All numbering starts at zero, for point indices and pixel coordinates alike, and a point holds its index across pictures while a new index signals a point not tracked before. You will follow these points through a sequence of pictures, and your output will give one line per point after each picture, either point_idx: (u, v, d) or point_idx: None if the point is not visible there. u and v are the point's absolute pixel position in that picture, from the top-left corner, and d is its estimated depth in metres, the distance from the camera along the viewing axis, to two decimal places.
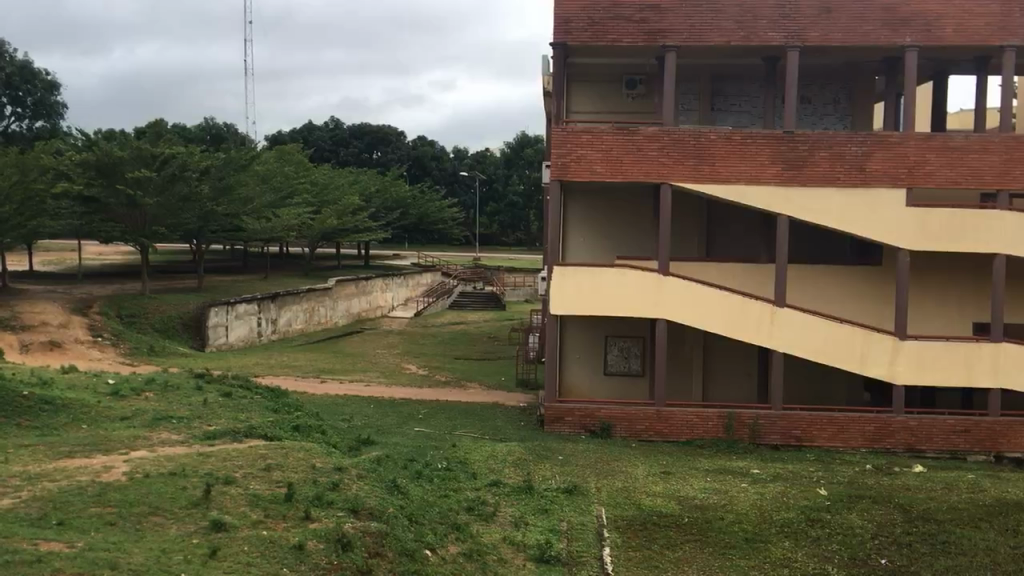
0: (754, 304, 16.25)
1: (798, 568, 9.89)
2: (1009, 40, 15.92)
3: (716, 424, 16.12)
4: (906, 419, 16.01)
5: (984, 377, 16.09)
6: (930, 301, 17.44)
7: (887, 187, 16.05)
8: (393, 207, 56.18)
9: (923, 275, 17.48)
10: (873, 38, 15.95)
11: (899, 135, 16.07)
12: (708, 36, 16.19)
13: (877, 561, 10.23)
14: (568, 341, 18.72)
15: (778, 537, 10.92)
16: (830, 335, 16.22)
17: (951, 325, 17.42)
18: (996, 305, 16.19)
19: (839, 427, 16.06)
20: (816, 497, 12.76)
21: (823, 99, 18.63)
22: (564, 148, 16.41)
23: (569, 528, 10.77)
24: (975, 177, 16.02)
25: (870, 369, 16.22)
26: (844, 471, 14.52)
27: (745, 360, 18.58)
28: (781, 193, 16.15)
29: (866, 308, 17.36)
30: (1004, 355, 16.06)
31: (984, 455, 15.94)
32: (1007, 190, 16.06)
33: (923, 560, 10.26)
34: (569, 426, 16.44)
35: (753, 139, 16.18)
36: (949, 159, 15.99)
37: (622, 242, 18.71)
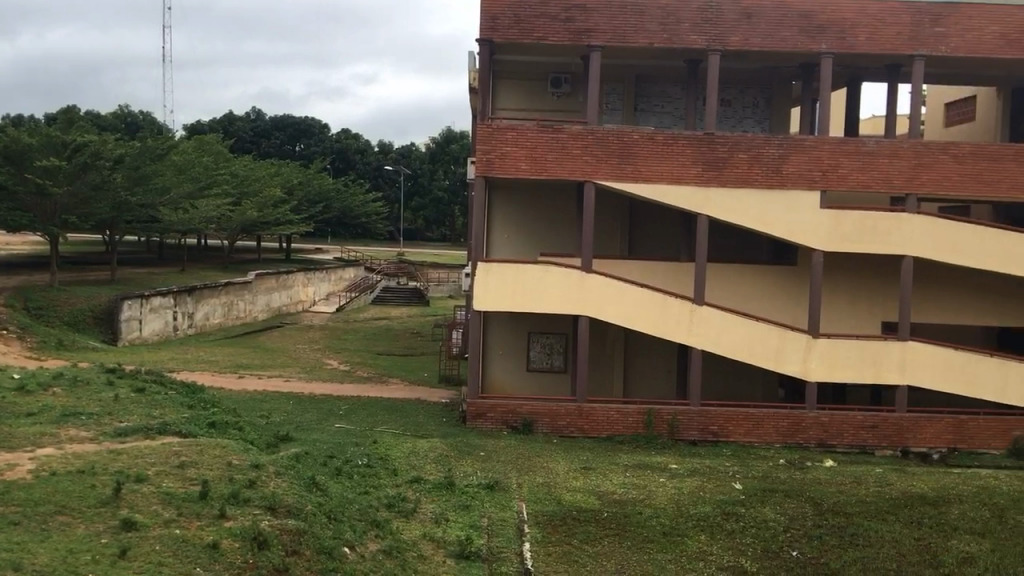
0: (674, 302, 16.52)
1: (712, 562, 10.13)
2: (919, 50, 16.50)
3: (636, 420, 16.34)
4: (817, 415, 16.46)
5: (892, 374, 16.64)
6: (842, 299, 17.98)
7: (803, 189, 16.50)
8: (315, 200, 55.66)
9: (835, 275, 17.99)
10: (791, 44, 16.38)
11: (814, 139, 16.54)
12: (632, 37, 16.37)
13: (788, 553, 10.56)
14: (492, 337, 18.75)
15: (694, 530, 11.15)
16: (747, 333, 16.57)
17: (861, 324, 17.99)
18: (903, 306, 16.77)
19: (754, 423, 16.44)
20: (732, 491, 13.07)
21: (742, 102, 19.04)
22: (489, 144, 16.42)
23: (490, 524, 10.77)
24: (886, 182, 16.60)
25: (786, 366, 16.65)
26: (758, 466, 14.87)
27: (666, 357, 18.91)
28: (701, 194, 16.46)
29: (780, 308, 17.80)
30: (911, 353, 16.64)
31: (891, 449, 16.49)
32: (915, 194, 16.67)
33: (832, 551, 10.64)
34: (491, 421, 16.45)
35: (674, 139, 16.44)
36: (861, 163, 16.54)
37: (546, 239, 18.81)
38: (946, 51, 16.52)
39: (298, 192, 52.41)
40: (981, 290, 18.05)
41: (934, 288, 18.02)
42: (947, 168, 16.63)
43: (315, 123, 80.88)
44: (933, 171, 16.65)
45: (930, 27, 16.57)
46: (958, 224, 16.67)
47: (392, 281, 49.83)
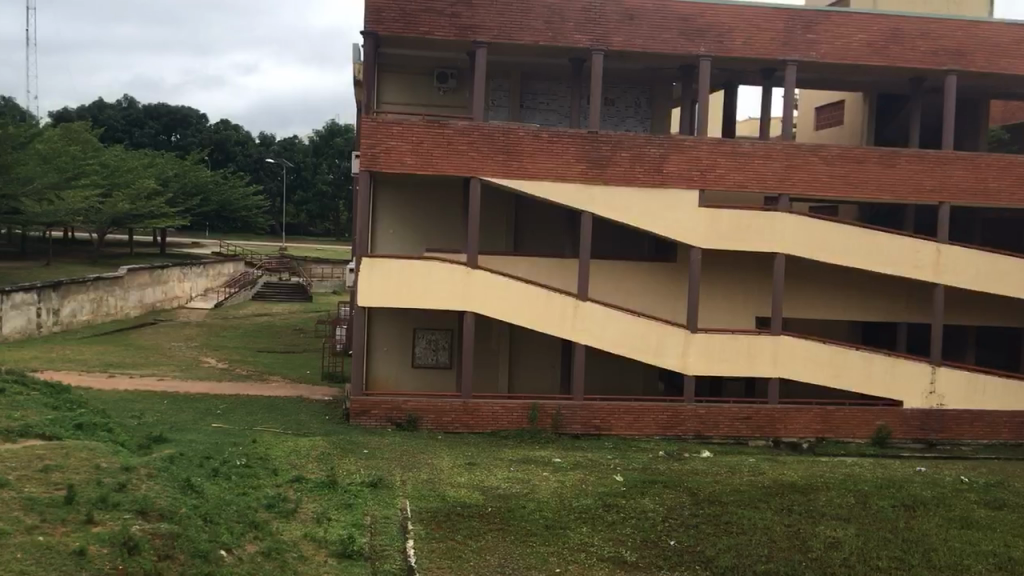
0: (558, 298, 16.72)
1: (594, 553, 10.34)
2: (791, 55, 17.19)
3: (521, 415, 16.49)
4: (695, 408, 16.97)
5: (765, 367, 17.31)
6: (719, 295, 18.58)
7: (682, 188, 16.96)
8: (192, 192, 53.91)
9: (712, 272, 18.57)
10: (671, 46, 16.81)
11: (693, 140, 17.01)
12: (518, 34, 16.47)
13: (666, 542, 10.89)
14: (377, 333, 18.56)
15: (577, 522, 11.34)
16: (628, 328, 16.93)
17: (736, 319, 18.64)
18: (776, 302, 17.44)
19: (635, 416, 16.82)
20: (613, 483, 13.35)
21: (625, 102, 19.43)
22: (374, 138, 16.24)
23: (373, 522, 10.67)
24: (760, 182, 17.24)
25: (665, 361, 17.09)
26: (639, 458, 15.22)
27: (550, 352, 19.14)
28: (584, 191, 16.72)
29: (661, 304, 18.25)
30: (783, 347, 17.33)
31: (763, 440, 17.14)
32: (787, 194, 17.37)
33: (708, 540, 11.02)
34: (375, 418, 16.29)
35: (559, 136, 16.63)
36: (737, 164, 17.12)
37: (432, 235, 18.75)
38: (816, 56, 17.27)
39: (174, 184, 50.66)
40: (848, 287, 18.94)
41: (804, 284, 18.81)
42: (817, 169, 17.39)
43: (192, 113, 78.33)
44: (804, 172, 17.38)
45: (801, 33, 17.28)
46: (827, 223, 17.44)
47: (272, 276, 48.78)
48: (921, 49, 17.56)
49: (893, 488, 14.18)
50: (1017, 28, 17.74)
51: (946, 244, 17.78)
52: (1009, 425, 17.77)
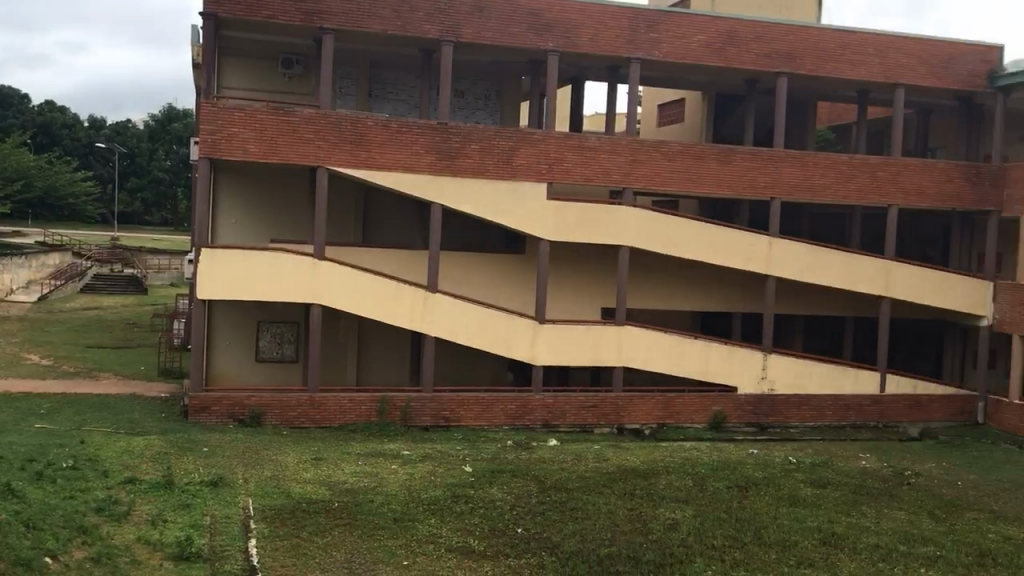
0: (407, 289, 16.60)
1: (442, 544, 10.36)
2: (635, 53, 17.68)
3: (369, 408, 16.30)
4: (543, 397, 17.23)
5: (610, 356, 17.76)
6: (566, 286, 18.93)
7: (531, 181, 17.17)
8: (14, 178, 50.46)
9: (560, 264, 18.89)
10: (520, 40, 16.96)
11: (541, 133, 17.23)
12: (367, 22, 16.21)
13: (514, 530, 11.03)
14: (218, 327, 17.91)
15: (425, 514, 11.31)
16: (478, 320, 17.01)
17: (583, 310, 19.06)
18: (620, 292, 17.93)
19: (484, 407, 16.93)
20: (461, 474, 13.39)
21: (474, 94, 19.48)
22: (215, 124, 15.63)
23: (213, 522, 10.29)
24: (606, 176, 17.66)
25: (513, 352, 17.28)
26: (487, 448, 15.33)
27: (400, 344, 19.00)
28: (434, 183, 16.67)
29: (509, 296, 18.43)
30: (627, 337, 17.85)
31: (608, 427, 17.59)
32: (632, 188, 17.88)
33: (554, 526, 11.24)
34: (216, 415, 15.71)
35: (408, 127, 16.49)
36: (583, 158, 17.48)
37: (277, 225, 18.24)
38: (659, 55, 17.83)
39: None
40: (688, 278, 19.69)
41: (647, 275, 19.42)
42: (660, 164, 17.98)
43: (14, 93, 73.30)
44: (647, 167, 17.93)
45: (645, 32, 17.79)
46: (669, 217, 18.06)
47: (105, 267, 46.32)
48: (756, 51, 18.41)
49: (728, 470, 14.86)
50: (841, 35, 18.87)
51: (778, 237, 18.75)
52: (833, 408, 18.95)
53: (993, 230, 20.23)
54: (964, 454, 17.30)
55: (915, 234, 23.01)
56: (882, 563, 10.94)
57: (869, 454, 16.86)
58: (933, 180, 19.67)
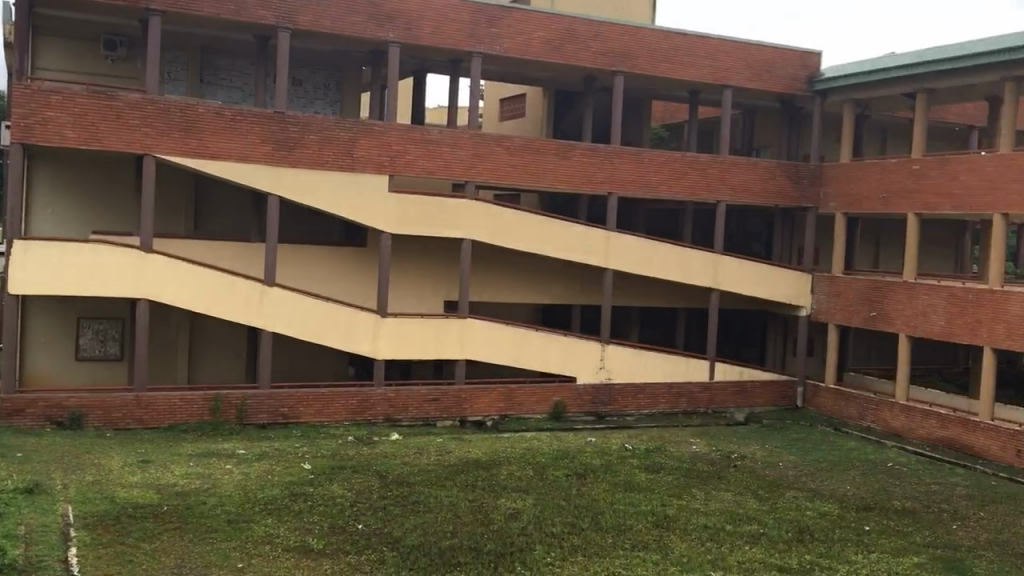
0: (242, 283, 16.06)
1: (279, 543, 10.11)
2: (476, 47, 17.76)
3: (202, 407, 15.69)
4: (384, 392, 17.09)
5: (452, 349, 17.81)
6: (408, 280, 18.83)
7: (371, 173, 16.96)
8: None
9: (402, 257, 18.76)
10: (360, 29, 16.71)
11: (382, 125, 17.04)
12: (196, 4, 15.51)
13: (354, 526, 10.89)
14: (33, 324, 16.77)
15: (261, 514, 11.00)
16: (317, 314, 16.67)
17: (425, 303, 19.02)
18: (462, 286, 17.99)
19: (324, 402, 16.61)
20: (300, 472, 13.09)
21: (313, 83, 19.06)
22: (29, 107, 14.60)
23: (29, 532, 9.62)
24: (447, 169, 17.68)
25: (354, 346, 17.04)
26: (327, 445, 15.05)
27: (235, 339, 18.38)
28: (270, 173, 16.19)
29: (351, 289, 18.17)
30: (470, 330, 17.93)
31: (451, 420, 17.64)
32: (474, 181, 17.96)
33: (395, 521, 11.17)
34: (31, 418, 14.72)
35: (243, 115, 15.94)
36: (425, 151, 17.41)
37: (100, 216, 17.25)
38: (499, 50, 17.98)
39: None
40: (530, 271, 19.99)
41: (490, 269, 19.57)
42: (501, 158, 18.16)
43: None
44: (489, 161, 18.07)
45: (486, 27, 17.89)
46: (510, 212, 18.26)
47: None
48: (593, 50, 18.85)
49: (567, 459, 15.20)
50: (674, 37, 19.58)
51: (615, 232, 19.28)
52: (667, 396, 19.71)
53: (811, 226, 21.55)
54: (785, 436, 18.38)
55: (742, 229, 24.23)
56: (710, 543, 11.48)
57: (700, 439, 17.63)
58: (758, 178, 20.76)
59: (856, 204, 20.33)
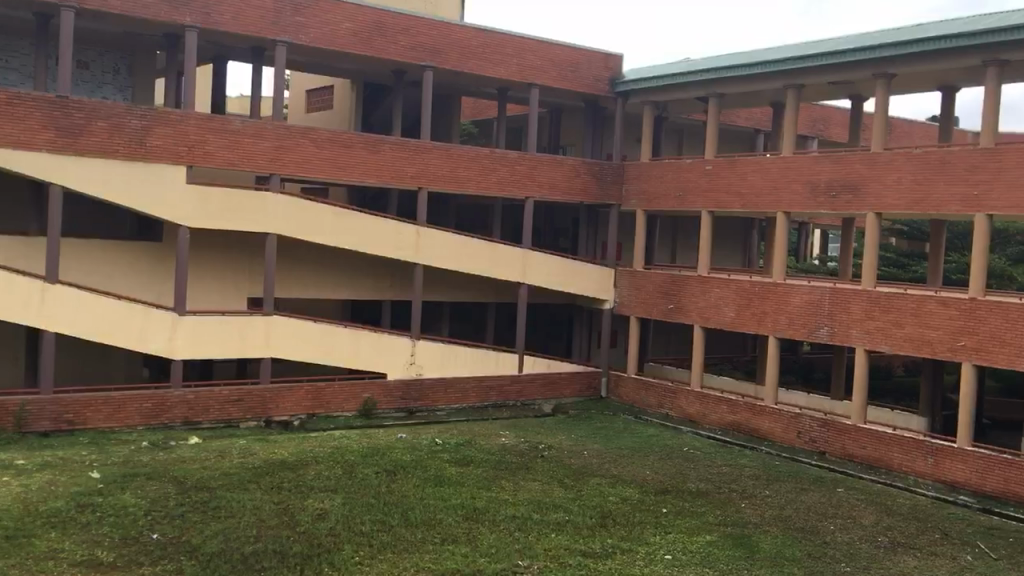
0: (21, 280, 14.85)
1: (64, 559, 9.44)
2: (280, 36, 17.22)
3: None
4: (183, 393, 16.29)
5: (256, 347, 17.21)
6: (209, 276, 18.05)
7: (167, 163, 16.11)
8: None
9: (202, 252, 17.95)
10: (154, 11, 15.82)
11: (179, 114, 16.21)
12: None
13: (149, 536, 10.33)
14: None
15: (44, 529, 10.22)
16: (107, 313, 15.66)
17: (227, 300, 18.29)
18: (267, 282, 17.41)
19: (115, 407, 15.64)
20: (88, 481, 12.25)
21: (101, 66, 17.89)
22: None
23: None
24: (250, 161, 17.05)
25: (149, 346, 16.14)
26: (119, 451, 14.18)
27: (13, 341, 16.99)
28: (53, 162, 15.05)
29: (145, 287, 17.20)
30: (275, 328, 17.40)
31: (255, 420, 17.05)
32: (279, 174, 17.43)
33: (194, 528, 10.68)
34: None
35: (20, 99, 14.71)
36: (226, 141, 16.72)
37: None
38: (305, 40, 17.52)
39: None
40: (338, 267, 19.65)
41: (297, 264, 19.06)
42: (307, 151, 17.71)
43: None
44: (294, 154, 17.59)
45: (290, 15, 17.38)
46: (317, 205, 17.86)
47: None
48: (402, 44, 18.74)
49: (377, 455, 15.05)
50: (483, 34, 19.75)
51: (425, 227, 19.24)
52: (476, 390, 19.91)
53: (614, 222, 22.39)
54: (590, 426, 19.01)
55: (549, 224, 24.85)
56: (518, 532, 11.69)
57: (508, 431, 17.93)
58: (565, 175, 21.33)
59: (655, 202, 21.29)
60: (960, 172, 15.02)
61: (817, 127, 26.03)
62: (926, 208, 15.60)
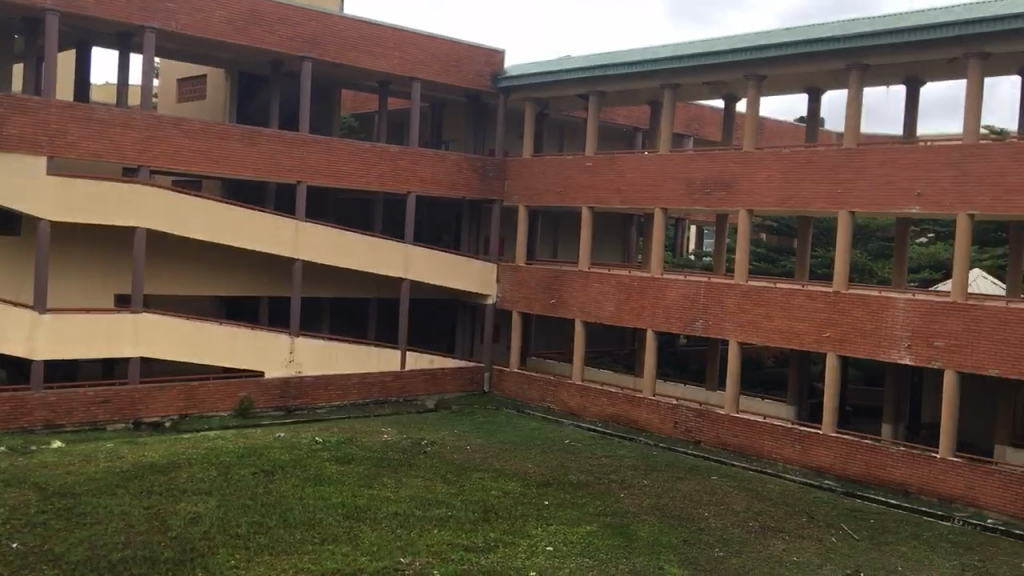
0: None
1: None
2: (149, 23, 16.56)
3: None
4: (44, 396, 15.48)
5: (125, 346, 16.50)
6: (73, 272, 17.22)
7: (26, 153, 15.27)
8: None
9: (65, 247, 17.09)
10: None
11: (38, 101, 15.39)
12: None
13: (8, 546, 9.78)
14: None
15: None
16: None
17: (92, 298, 17.48)
18: (136, 279, 16.74)
19: None
20: None
21: None
22: None
23: None
24: (117, 152, 16.34)
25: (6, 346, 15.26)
26: None
27: None
28: None
29: (3, 284, 16.28)
30: (145, 326, 16.74)
31: (123, 422, 16.34)
32: (148, 166, 16.76)
33: (57, 536, 10.18)
34: None
35: None
36: (91, 131, 15.97)
37: None
38: (175, 27, 16.91)
39: None
40: (213, 263, 19.07)
41: (169, 260, 18.37)
42: (179, 142, 17.11)
43: None
44: (165, 145, 16.95)
45: (159, 1, 16.75)
46: (189, 199, 17.25)
47: None
48: (279, 33, 18.29)
49: (255, 455, 14.67)
50: (363, 27, 19.47)
51: (304, 222, 18.87)
52: (357, 387, 19.64)
53: (497, 217, 22.47)
54: (473, 420, 19.03)
55: (432, 219, 24.74)
56: (400, 529, 11.59)
57: (390, 428, 17.78)
58: (447, 170, 21.26)
59: (536, 197, 21.47)
60: (824, 171, 15.70)
61: (692, 126, 26.77)
62: (793, 205, 16.24)
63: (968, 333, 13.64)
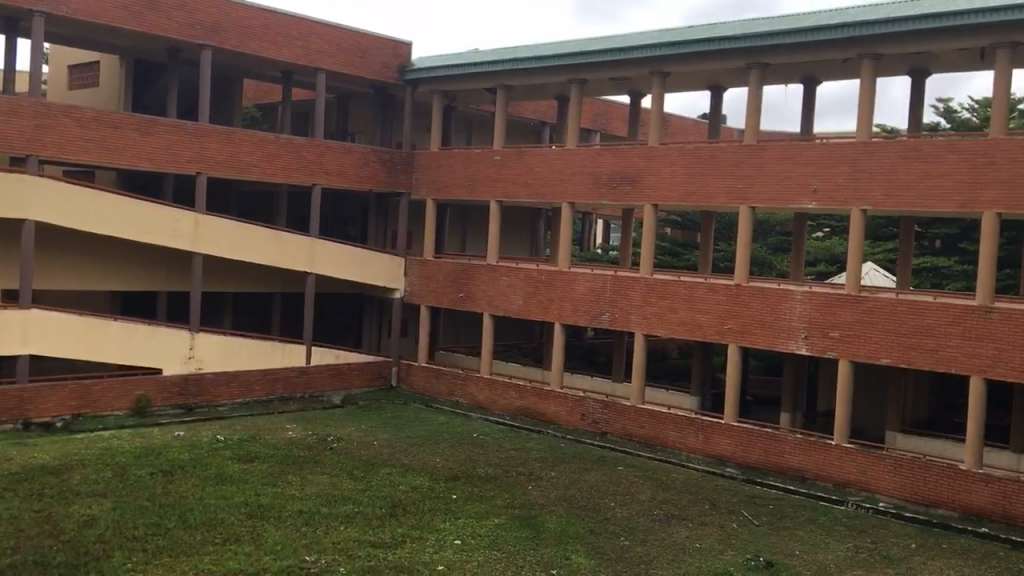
0: None
1: None
2: (38, 6, 15.88)
3: None
4: None
5: (12, 343, 15.77)
6: None
7: None
8: None
9: None
10: None
11: None
12: None
13: None
14: None
15: None
16: None
17: None
18: (24, 273, 16.03)
19: None
20: None
21: None
22: None
23: None
24: (4, 141, 15.62)
25: None
26: None
27: None
28: None
29: None
30: (34, 322, 16.04)
31: (10, 423, 15.60)
32: (37, 155, 16.07)
33: None
34: None
35: None
36: None
37: None
38: (66, 12, 16.25)
39: None
40: (107, 256, 18.39)
41: (60, 254, 17.63)
42: (70, 131, 16.45)
43: None
44: (55, 134, 16.27)
45: None
46: (82, 190, 16.60)
47: None
48: (177, 20, 17.74)
49: (152, 455, 14.21)
50: (265, 15, 19.03)
51: (204, 214, 18.36)
52: (261, 383, 19.23)
53: (404, 210, 22.29)
54: (380, 416, 18.85)
55: (338, 212, 24.40)
56: (305, 527, 11.39)
57: (295, 425, 17.47)
58: (354, 163, 20.98)
59: (444, 191, 21.38)
60: (726, 166, 16.06)
61: (598, 121, 27.06)
62: (697, 199, 16.56)
63: (860, 324, 14.15)
